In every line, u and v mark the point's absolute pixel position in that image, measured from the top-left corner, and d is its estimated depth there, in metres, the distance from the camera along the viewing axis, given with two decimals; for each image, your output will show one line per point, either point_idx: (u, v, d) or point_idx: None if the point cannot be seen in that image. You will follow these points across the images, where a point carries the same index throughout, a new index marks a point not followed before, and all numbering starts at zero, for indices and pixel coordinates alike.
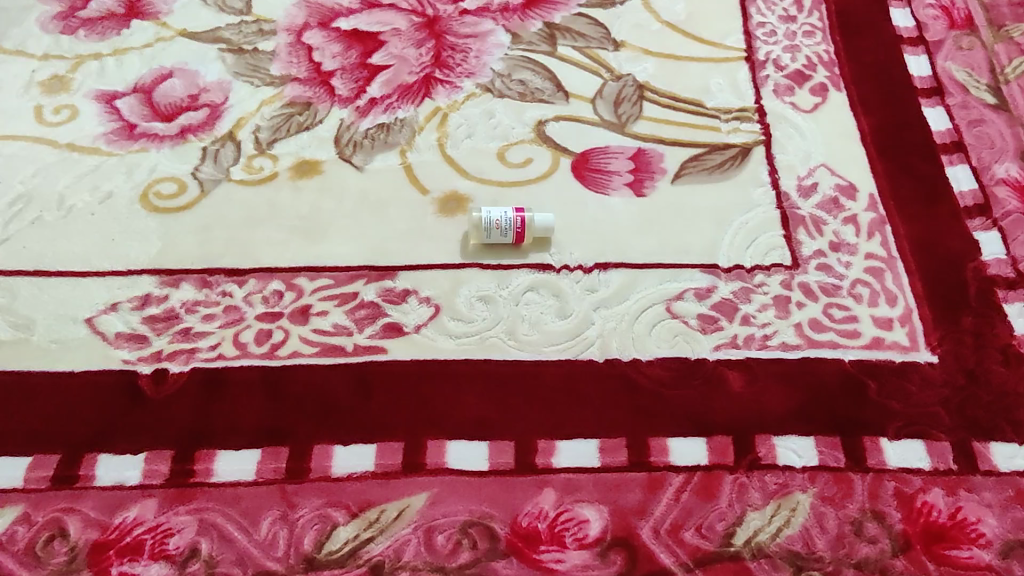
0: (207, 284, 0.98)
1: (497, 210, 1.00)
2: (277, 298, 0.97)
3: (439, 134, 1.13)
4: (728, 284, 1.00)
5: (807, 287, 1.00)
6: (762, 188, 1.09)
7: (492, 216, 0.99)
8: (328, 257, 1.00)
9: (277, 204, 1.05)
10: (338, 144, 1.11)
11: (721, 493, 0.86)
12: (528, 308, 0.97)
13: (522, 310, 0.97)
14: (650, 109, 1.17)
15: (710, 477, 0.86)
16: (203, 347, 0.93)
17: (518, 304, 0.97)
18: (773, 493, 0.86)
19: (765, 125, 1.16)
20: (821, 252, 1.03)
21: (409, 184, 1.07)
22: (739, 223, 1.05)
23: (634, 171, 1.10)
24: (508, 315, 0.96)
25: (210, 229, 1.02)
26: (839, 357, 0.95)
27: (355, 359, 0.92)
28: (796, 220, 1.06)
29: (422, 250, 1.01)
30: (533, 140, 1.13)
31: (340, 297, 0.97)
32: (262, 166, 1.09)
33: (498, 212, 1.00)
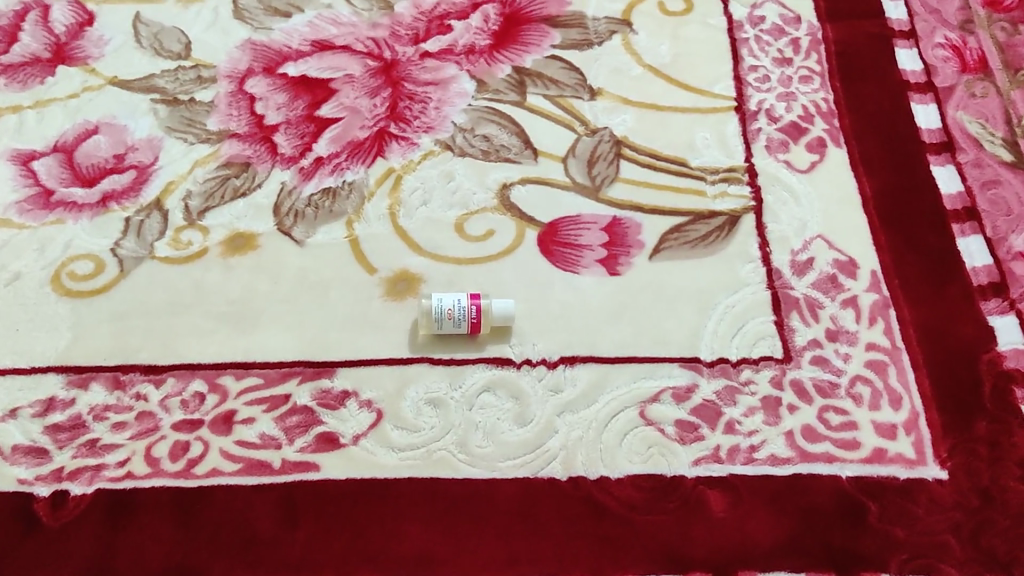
0: (119, 385, 0.86)
1: (448, 296, 0.89)
2: (198, 402, 0.85)
3: (391, 201, 1.01)
4: (710, 383, 0.88)
5: (800, 387, 0.88)
6: (751, 264, 0.97)
7: (442, 302, 0.89)
8: (258, 349, 0.89)
9: (205, 286, 0.93)
10: (277, 213, 1.00)
11: None
12: (483, 414, 0.86)
13: (476, 417, 0.85)
14: (628, 171, 1.05)
15: None
16: (110, 463, 0.82)
17: (472, 409, 0.86)
18: None
19: (756, 189, 1.04)
20: (816, 342, 0.92)
21: (354, 261, 0.96)
22: (724, 307, 0.94)
23: (608, 244, 0.98)
24: (459, 423, 0.85)
25: (128, 317, 0.91)
26: (836, 474, 0.83)
27: (282, 479, 0.81)
28: (789, 303, 0.94)
29: (366, 341, 0.90)
30: (497, 209, 1.01)
31: (269, 401, 0.85)
32: (191, 240, 0.97)
33: (448, 298, 0.89)
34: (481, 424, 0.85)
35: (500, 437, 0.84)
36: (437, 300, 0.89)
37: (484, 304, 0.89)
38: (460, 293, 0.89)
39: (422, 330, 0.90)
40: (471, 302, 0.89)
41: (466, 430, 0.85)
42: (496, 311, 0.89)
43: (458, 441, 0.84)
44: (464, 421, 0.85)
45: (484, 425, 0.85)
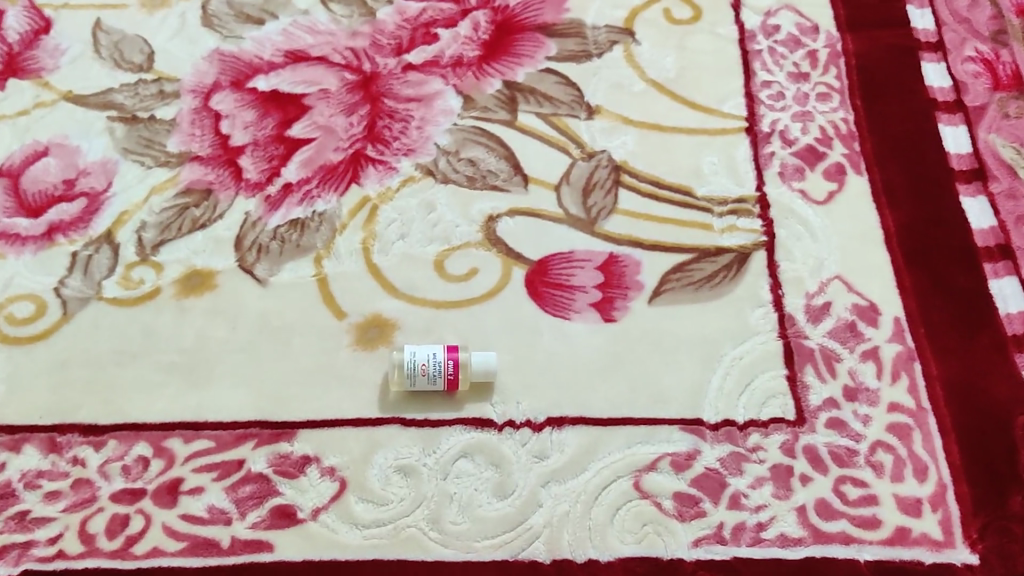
0: (56, 447, 0.78)
1: (422, 350, 0.80)
2: (141, 468, 0.77)
3: (365, 235, 0.92)
4: (714, 449, 0.79)
5: (815, 454, 0.79)
6: (762, 309, 0.88)
7: (415, 356, 0.80)
8: (211, 407, 0.80)
9: (155, 332, 0.84)
10: (239, 248, 0.91)
11: None
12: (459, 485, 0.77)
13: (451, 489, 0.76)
14: (628, 201, 0.96)
15: None
16: (40, 540, 0.74)
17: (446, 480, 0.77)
18: None
19: (768, 223, 0.95)
20: (833, 402, 0.82)
21: (322, 303, 0.87)
22: (731, 359, 0.84)
23: (603, 286, 0.89)
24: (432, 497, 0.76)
25: (69, 368, 0.82)
26: (853, 557, 0.75)
27: (231, 560, 0.73)
28: (802, 355, 0.85)
29: (331, 398, 0.81)
30: (481, 244, 0.92)
31: (220, 468, 0.77)
32: (142, 278, 0.88)
33: (422, 352, 0.80)
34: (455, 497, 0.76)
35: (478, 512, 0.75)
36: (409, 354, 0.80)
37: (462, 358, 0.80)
38: (435, 346, 0.81)
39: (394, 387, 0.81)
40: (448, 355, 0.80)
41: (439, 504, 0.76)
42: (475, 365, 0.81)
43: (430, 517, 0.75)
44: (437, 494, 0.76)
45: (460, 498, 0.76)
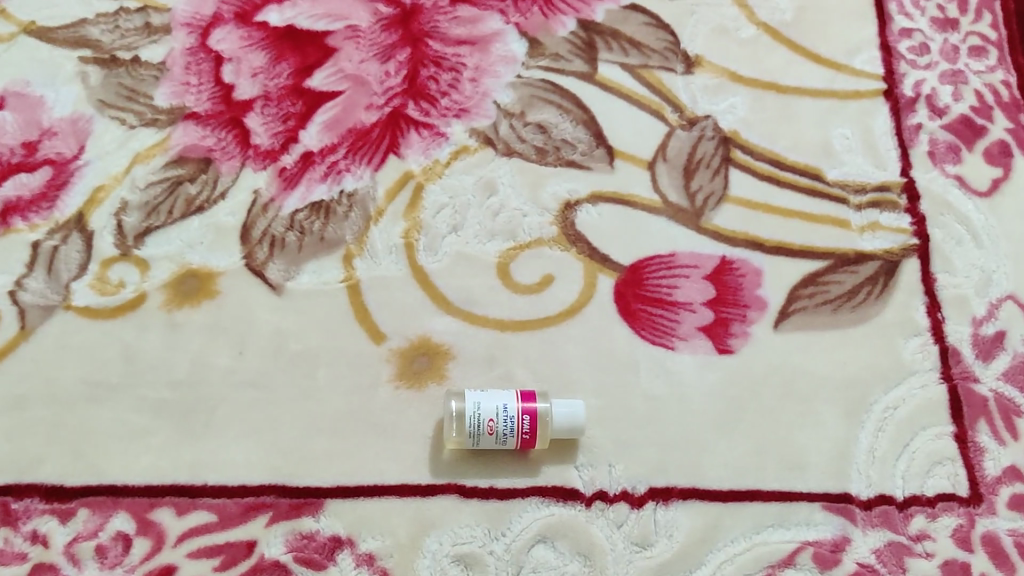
0: (10, 518, 0.60)
1: (488, 399, 0.61)
2: (121, 550, 0.59)
3: (407, 224, 0.72)
4: (867, 538, 0.61)
5: (997, 547, 0.61)
6: (918, 339, 0.69)
7: (480, 409, 0.61)
8: (212, 465, 0.61)
9: (140, 358, 0.65)
10: (246, 240, 0.70)
11: None
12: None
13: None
14: (741, 186, 0.75)
15: None
16: None
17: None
18: None
19: (919, 220, 0.74)
20: (1016, 472, 0.64)
21: (356, 320, 0.67)
22: (883, 409, 0.66)
23: (714, 302, 0.69)
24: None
25: (28, 406, 0.63)
26: None
27: None
28: (974, 405, 0.66)
29: (367, 455, 0.62)
30: (557, 241, 0.71)
31: (225, 552, 0.59)
32: (122, 280, 0.68)
33: (488, 403, 0.61)
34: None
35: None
36: (473, 405, 0.61)
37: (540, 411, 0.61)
38: (506, 394, 0.62)
39: (451, 444, 0.62)
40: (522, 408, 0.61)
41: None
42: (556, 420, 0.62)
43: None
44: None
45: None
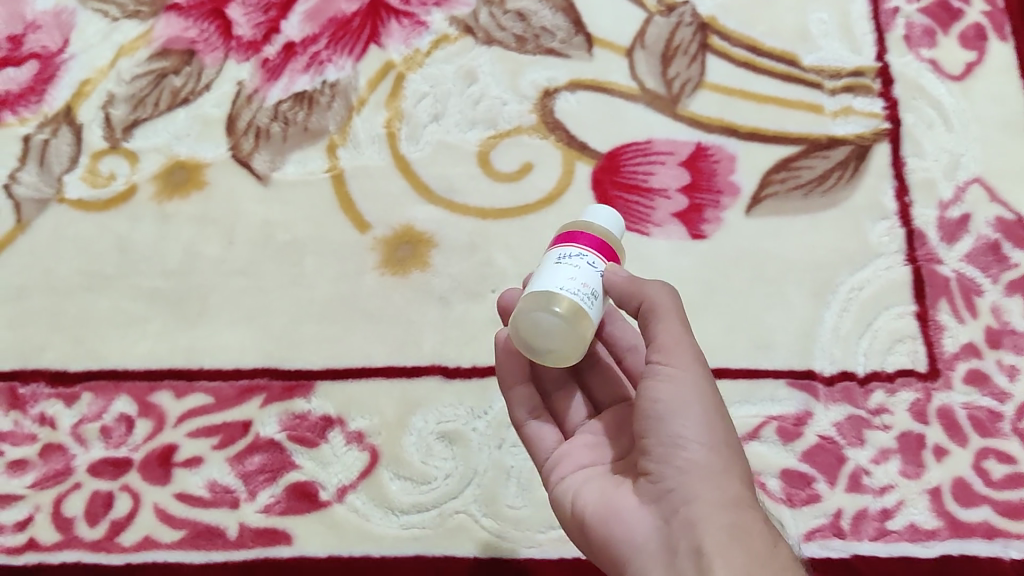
0: (18, 402, 0.63)
1: (581, 281, 0.46)
2: (124, 430, 0.62)
3: (390, 114, 0.73)
4: (829, 412, 0.64)
5: (952, 420, 0.64)
6: (885, 223, 0.71)
7: (597, 296, 0.47)
8: (207, 349, 0.64)
9: (133, 247, 0.68)
10: (231, 131, 0.72)
11: None
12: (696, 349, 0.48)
13: (678, 352, 0.47)
14: (718, 72, 0.76)
15: None
16: (5, 525, 0.60)
17: (662, 334, 0.48)
18: None
19: (891, 104, 0.76)
20: (974, 349, 0.67)
21: (339, 209, 0.69)
22: (849, 290, 0.68)
23: (688, 189, 0.71)
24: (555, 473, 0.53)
25: (28, 295, 0.66)
26: (998, 556, 0.61)
27: (239, 555, 0.59)
28: (936, 285, 0.69)
29: (356, 338, 0.65)
30: (536, 129, 0.73)
31: (222, 431, 0.62)
32: (113, 172, 0.70)
33: (573, 270, 0.47)
34: (688, 371, 0.47)
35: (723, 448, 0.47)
36: (591, 303, 0.46)
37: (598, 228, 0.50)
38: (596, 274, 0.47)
39: (573, 354, 0.48)
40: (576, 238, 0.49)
41: (655, 402, 0.47)
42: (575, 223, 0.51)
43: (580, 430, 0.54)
44: (662, 403, 0.47)
45: (703, 416, 0.46)
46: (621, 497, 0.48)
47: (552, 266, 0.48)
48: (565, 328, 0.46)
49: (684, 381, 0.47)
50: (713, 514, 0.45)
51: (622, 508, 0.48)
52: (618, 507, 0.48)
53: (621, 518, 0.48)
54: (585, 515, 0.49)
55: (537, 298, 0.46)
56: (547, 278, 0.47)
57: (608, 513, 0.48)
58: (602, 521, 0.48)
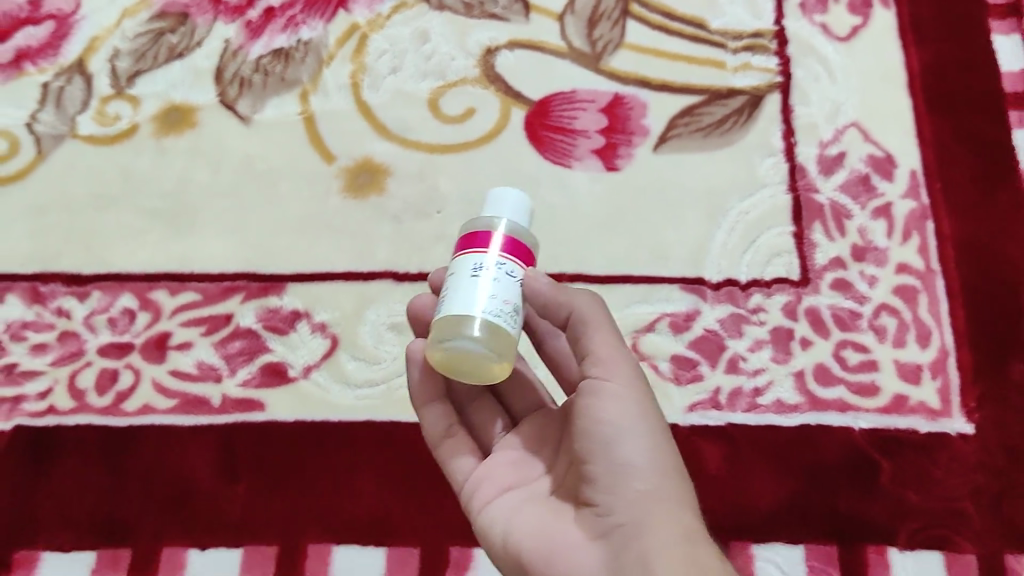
0: (39, 298, 0.76)
1: (501, 300, 0.52)
2: (127, 320, 0.75)
3: (354, 67, 0.86)
4: (714, 310, 0.77)
5: (817, 317, 0.77)
6: (772, 159, 0.84)
7: (518, 310, 0.53)
8: (197, 256, 0.77)
9: (135, 174, 0.81)
10: (219, 80, 0.85)
11: None
12: (635, 371, 0.56)
13: (620, 372, 0.55)
14: (637, 34, 0.89)
15: None
16: (29, 394, 0.72)
17: (602, 350, 0.56)
18: None
19: (784, 61, 0.88)
20: (840, 261, 0.80)
21: (310, 144, 0.82)
22: (738, 213, 0.81)
23: (606, 130, 0.84)
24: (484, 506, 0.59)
25: (47, 212, 0.79)
26: (848, 426, 0.73)
27: (222, 419, 0.72)
28: (811, 209, 0.82)
29: (321, 249, 0.78)
30: (478, 80, 0.86)
31: (209, 322, 0.75)
32: (118, 113, 0.83)
33: (492, 285, 0.52)
34: (624, 398, 0.55)
35: (663, 467, 0.54)
36: (511, 322, 0.52)
37: (511, 228, 0.55)
38: (512, 283, 0.53)
39: (494, 374, 0.54)
40: (491, 245, 0.54)
41: (599, 424, 0.54)
42: (483, 221, 0.55)
43: (495, 456, 0.61)
44: (606, 424, 0.54)
45: (642, 436, 0.54)
46: (563, 527, 0.55)
47: (468, 277, 0.53)
48: (488, 353, 0.52)
49: (624, 401, 0.55)
50: (660, 531, 0.52)
51: (566, 536, 0.55)
52: (560, 538, 0.55)
53: (563, 545, 0.55)
54: (523, 549, 0.56)
55: (456, 321, 0.52)
56: (463, 295, 0.52)
57: (549, 544, 0.55)
58: (541, 553, 0.55)
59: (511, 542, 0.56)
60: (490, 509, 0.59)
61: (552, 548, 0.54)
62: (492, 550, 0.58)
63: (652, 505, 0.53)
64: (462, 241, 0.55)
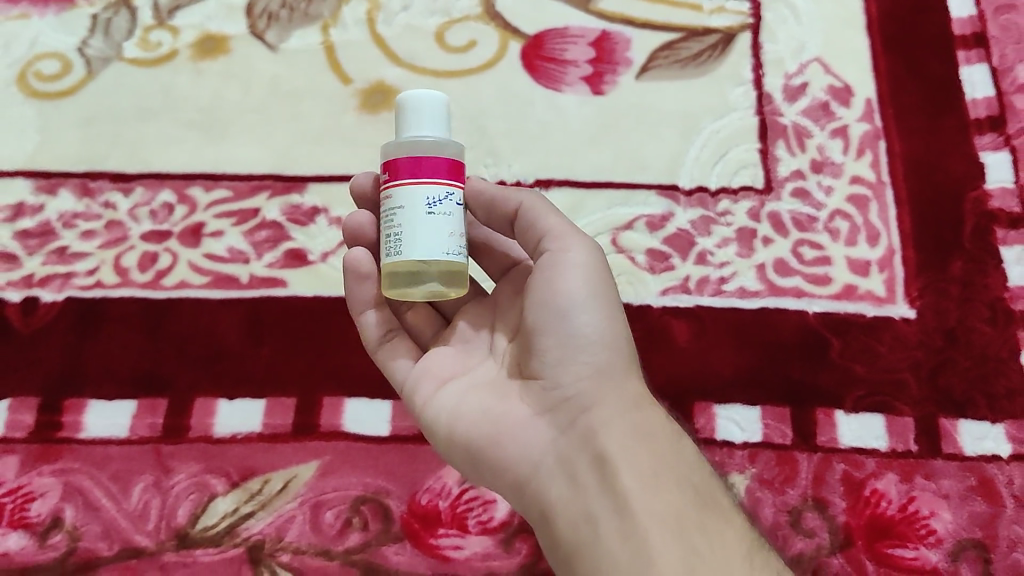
0: (89, 192, 0.86)
1: (455, 234, 0.59)
2: (166, 212, 0.85)
3: (369, 5, 0.96)
4: (686, 213, 0.87)
5: (778, 220, 0.87)
6: (741, 88, 0.93)
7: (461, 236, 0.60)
8: (229, 161, 0.88)
9: (174, 92, 0.91)
10: (250, 14, 0.95)
11: (799, 470, 0.77)
12: (585, 243, 0.62)
13: (573, 246, 0.61)
14: None
15: (783, 456, 0.78)
16: (79, 271, 0.82)
17: (556, 227, 0.62)
18: (819, 470, 0.77)
19: (757, 4, 0.98)
20: (800, 173, 0.89)
21: (329, 69, 0.92)
22: (710, 132, 0.91)
23: (594, 61, 0.94)
24: (425, 394, 0.64)
25: (96, 122, 0.89)
26: (803, 309, 0.83)
27: (250, 293, 0.81)
28: (775, 130, 0.91)
29: (338, 156, 0.88)
30: (480, 17, 0.96)
31: (239, 214, 0.85)
32: (160, 40, 0.93)
33: (445, 220, 0.58)
34: (580, 271, 0.61)
35: (607, 339, 0.61)
36: (460, 250, 0.59)
37: (438, 145, 0.59)
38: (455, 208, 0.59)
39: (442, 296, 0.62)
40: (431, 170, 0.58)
41: (558, 294, 0.61)
42: (417, 144, 0.59)
43: (434, 351, 0.66)
44: (564, 295, 0.61)
45: (593, 308, 0.61)
46: (511, 409, 0.62)
47: (423, 212, 0.58)
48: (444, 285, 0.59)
49: (579, 273, 0.61)
50: (609, 403, 0.60)
51: (513, 416, 0.61)
52: (507, 420, 0.61)
53: (511, 426, 0.61)
54: (473, 434, 0.61)
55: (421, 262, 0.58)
56: (421, 233, 0.58)
57: (497, 427, 0.61)
58: (490, 437, 0.61)
59: (458, 431, 0.62)
60: (435, 402, 0.64)
61: (502, 430, 0.61)
62: (434, 437, 0.64)
63: (600, 379, 0.60)
64: (398, 163, 0.59)
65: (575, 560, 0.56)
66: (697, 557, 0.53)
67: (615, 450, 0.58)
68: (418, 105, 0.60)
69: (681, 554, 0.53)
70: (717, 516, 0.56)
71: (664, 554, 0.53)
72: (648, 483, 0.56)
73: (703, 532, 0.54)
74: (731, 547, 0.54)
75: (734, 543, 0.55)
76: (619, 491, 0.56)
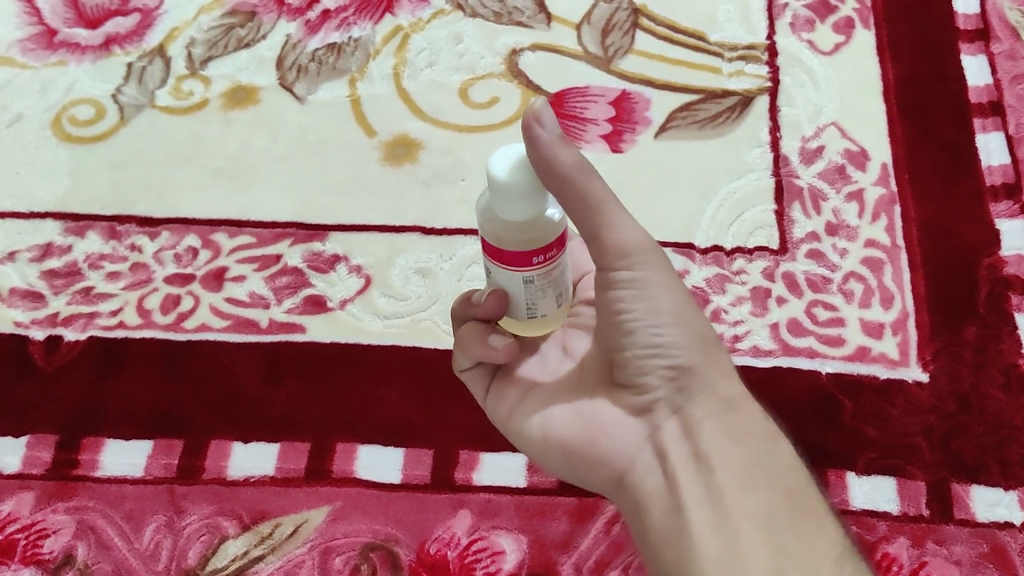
0: (115, 235, 0.88)
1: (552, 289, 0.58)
2: (191, 256, 0.87)
3: (396, 60, 0.99)
4: (702, 270, 0.88)
5: (793, 280, 0.88)
6: (759, 149, 0.95)
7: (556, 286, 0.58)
8: (254, 208, 0.89)
9: (203, 139, 0.93)
10: (280, 67, 0.98)
11: None
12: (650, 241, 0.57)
13: (638, 258, 0.56)
14: (644, 42, 1.01)
15: None
16: (103, 312, 0.84)
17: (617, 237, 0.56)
18: None
19: (774, 69, 1.00)
20: (815, 236, 0.90)
21: (354, 121, 0.95)
22: (727, 192, 0.92)
23: (613, 120, 0.96)
24: (515, 395, 0.65)
25: (126, 167, 0.92)
26: (816, 369, 0.83)
27: (268, 338, 0.83)
28: (792, 192, 0.93)
29: (360, 206, 0.90)
30: (503, 75, 0.98)
31: (260, 260, 0.87)
32: (191, 90, 0.96)
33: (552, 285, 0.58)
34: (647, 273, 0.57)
35: (690, 342, 0.58)
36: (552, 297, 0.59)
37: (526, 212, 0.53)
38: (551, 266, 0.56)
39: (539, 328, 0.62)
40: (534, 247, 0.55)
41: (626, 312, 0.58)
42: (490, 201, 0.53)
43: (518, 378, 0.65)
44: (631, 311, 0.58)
45: (666, 317, 0.57)
46: (600, 408, 0.60)
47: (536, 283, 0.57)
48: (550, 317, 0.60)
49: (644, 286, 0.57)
50: (700, 402, 0.58)
51: (603, 417, 0.60)
52: (598, 418, 0.60)
53: (600, 422, 0.60)
54: (565, 436, 0.61)
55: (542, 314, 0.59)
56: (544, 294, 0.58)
57: (588, 427, 0.61)
58: (584, 436, 0.61)
59: (550, 433, 0.62)
60: (527, 408, 0.64)
61: (592, 429, 0.60)
62: (530, 437, 0.64)
63: (688, 379, 0.58)
64: (505, 253, 0.55)
65: (664, 553, 0.55)
66: (787, 557, 0.52)
67: (712, 449, 0.56)
68: (499, 191, 0.52)
69: (771, 551, 0.52)
70: (813, 515, 0.54)
71: (755, 554, 0.52)
72: (743, 482, 0.55)
73: (797, 529, 0.53)
74: (823, 546, 0.53)
75: (828, 544, 0.53)
76: (715, 488, 0.55)
